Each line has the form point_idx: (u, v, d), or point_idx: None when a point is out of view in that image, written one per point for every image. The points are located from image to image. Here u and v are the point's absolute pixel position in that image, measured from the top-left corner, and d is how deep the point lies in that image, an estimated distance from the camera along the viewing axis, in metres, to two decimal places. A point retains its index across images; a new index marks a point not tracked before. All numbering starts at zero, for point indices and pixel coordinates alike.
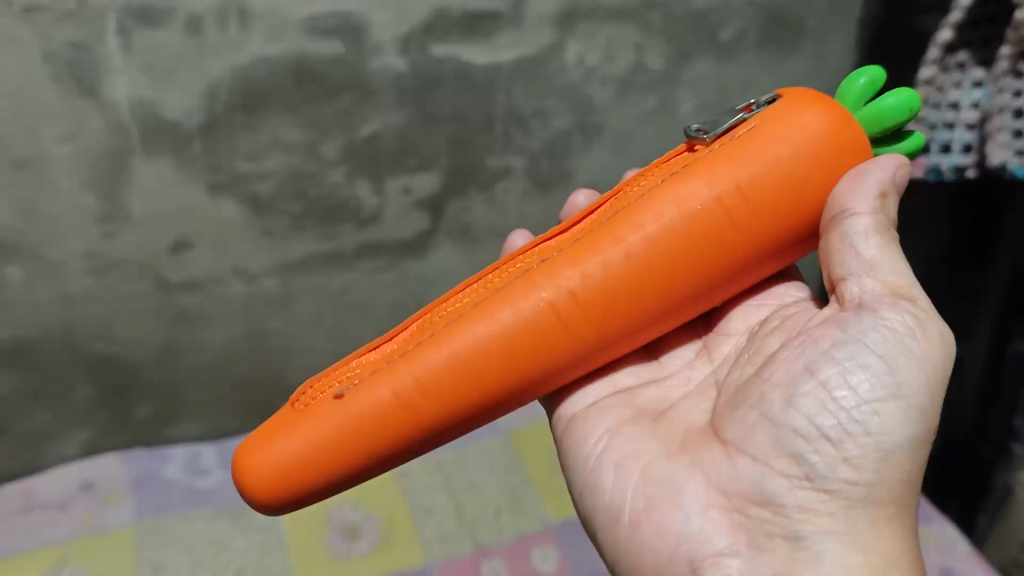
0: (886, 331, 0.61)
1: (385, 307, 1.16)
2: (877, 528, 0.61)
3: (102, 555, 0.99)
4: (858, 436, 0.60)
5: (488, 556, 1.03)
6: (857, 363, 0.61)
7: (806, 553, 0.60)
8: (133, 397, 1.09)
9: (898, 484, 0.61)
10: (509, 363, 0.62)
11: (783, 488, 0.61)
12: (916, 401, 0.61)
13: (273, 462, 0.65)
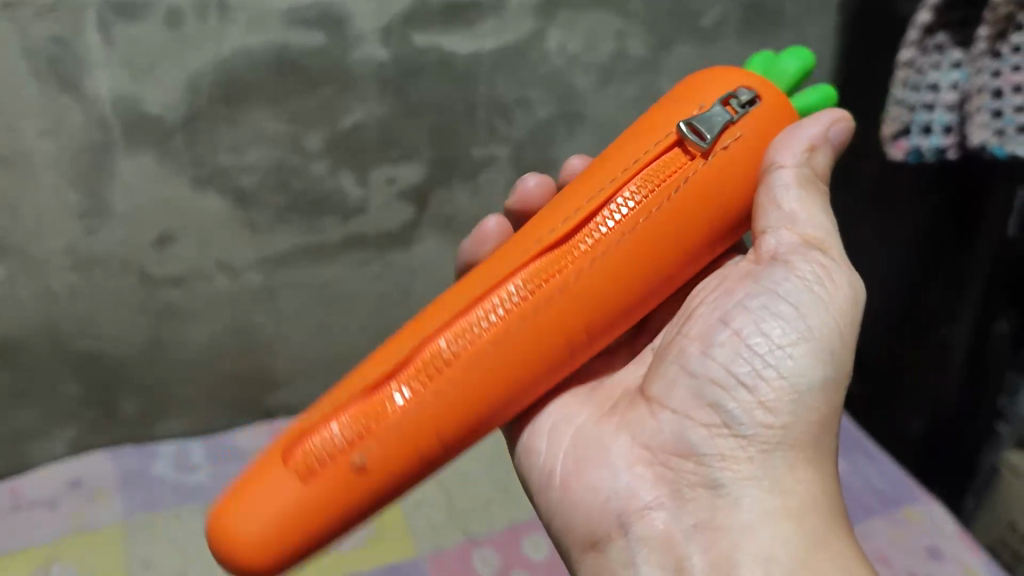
0: (800, 280, 0.64)
1: (371, 300, 1.16)
2: (788, 470, 0.61)
3: (92, 552, 0.99)
4: (773, 378, 0.62)
5: (478, 546, 1.04)
6: (769, 312, 0.64)
7: (721, 499, 0.61)
8: (120, 393, 1.09)
9: (811, 426, 0.62)
10: (501, 380, 0.60)
11: (698, 440, 0.63)
12: (826, 344, 0.63)
13: (260, 523, 0.58)
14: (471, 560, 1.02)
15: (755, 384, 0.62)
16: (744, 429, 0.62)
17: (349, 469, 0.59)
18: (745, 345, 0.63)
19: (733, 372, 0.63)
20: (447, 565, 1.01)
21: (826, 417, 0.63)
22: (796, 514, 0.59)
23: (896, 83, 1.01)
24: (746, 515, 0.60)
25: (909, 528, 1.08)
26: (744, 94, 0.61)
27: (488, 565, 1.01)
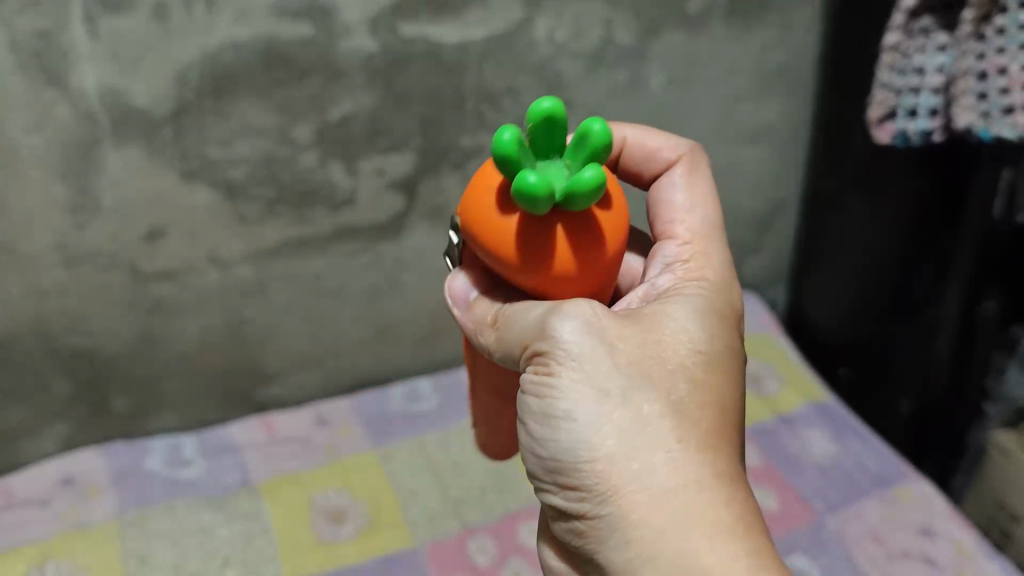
0: (536, 383, 0.54)
1: (362, 291, 1.15)
2: (622, 531, 0.51)
3: (88, 548, 0.98)
4: (558, 463, 0.53)
5: (474, 535, 1.05)
6: (533, 407, 0.55)
7: (604, 573, 0.54)
8: (110, 389, 1.08)
9: (617, 481, 0.51)
10: None
11: (563, 533, 0.56)
12: (571, 401, 0.53)
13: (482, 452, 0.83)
14: (467, 549, 1.03)
15: (557, 469, 0.54)
16: (571, 511, 0.54)
17: None
18: (533, 438, 0.55)
19: (539, 466, 0.55)
20: (444, 555, 1.02)
21: (635, 453, 0.51)
22: (648, 552, 0.50)
23: (882, 67, 1.02)
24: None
25: (902, 508, 1.08)
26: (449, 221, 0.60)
27: (485, 554, 1.02)
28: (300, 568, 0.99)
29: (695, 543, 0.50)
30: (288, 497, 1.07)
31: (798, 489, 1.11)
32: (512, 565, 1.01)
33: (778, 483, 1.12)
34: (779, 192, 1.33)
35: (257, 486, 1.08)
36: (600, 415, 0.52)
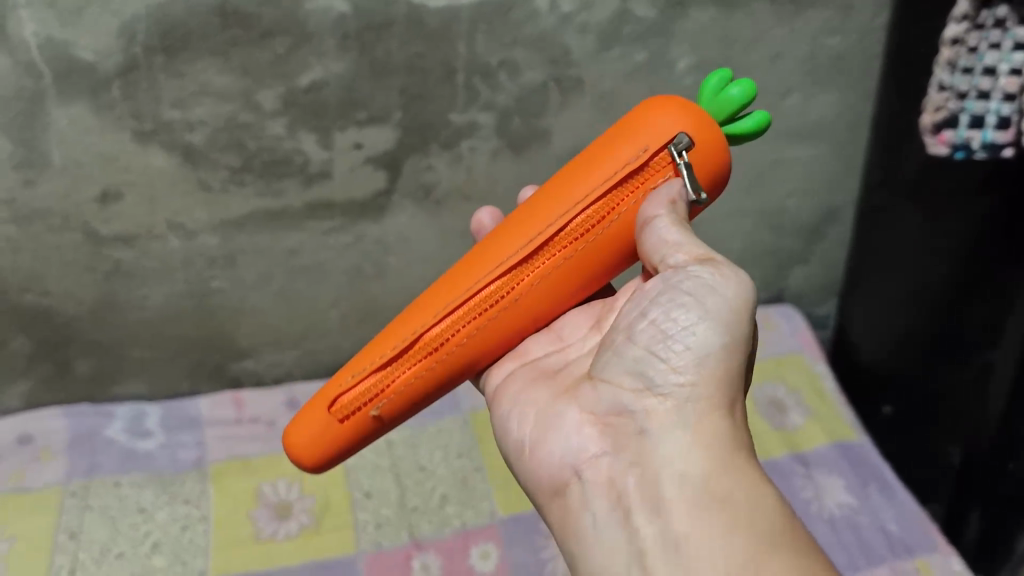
0: (695, 279, 0.56)
1: (342, 272, 1.07)
2: (701, 424, 0.54)
3: (22, 516, 0.95)
4: (679, 347, 0.55)
5: (421, 549, 0.95)
6: (677, 301, 0.56)
7: (649, 453, 0.54)
8: (71, 352, 1.04)
9: (719, 395, 0.55)
10: (510, 321, 0.61)
11: (621, 408, 0.57)
12: (720, 314, 0.55)
13: (310, 442, 0.64)
14: (410, 566, 0.94)
15: (675, 359, 0.55)
16: (654, 388, 0.55)
17: (372, 413, 0.62)
18: (660, 321, 0.57)
19: (640, 348, 0.57)
20: (383, 568, 0.93)
21: (733, 383, 0.56)
22: (711, 450, 0.53)
23: (941, 63, 0.80)
24: (667, 463, 0.53)
25: None
26: (682, 140, 0.55)
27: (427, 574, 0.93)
28: (229, 565, 0.93)
29: (745, 463, 0.53)
30: (234, 485, 1.01)
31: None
32: None
33: None
34: (833, 196, 1.17)
35: (208, 468, 1.02)
36: (735, 340, 0.55)
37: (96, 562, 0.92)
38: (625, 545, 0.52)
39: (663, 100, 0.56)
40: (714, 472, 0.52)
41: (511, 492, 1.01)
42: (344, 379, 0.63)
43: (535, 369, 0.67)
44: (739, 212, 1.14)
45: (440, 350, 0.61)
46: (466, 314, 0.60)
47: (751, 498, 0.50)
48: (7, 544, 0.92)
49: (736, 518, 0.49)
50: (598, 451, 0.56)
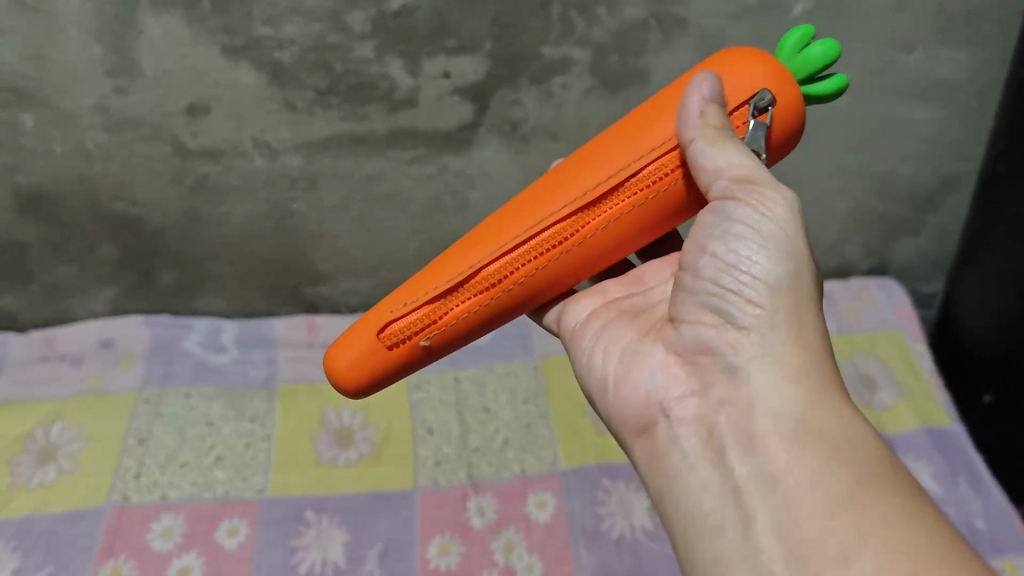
0: (751, 213, 0.51)
1: (422, 204, 1.06)
2: (788, 355, 0.50)
3: (96, 417, 0.98)
4: (749, 279, 0.51)
5: (478, 491, 0.94)
6: (733, 236, 0.52)
7: (733, 393, 0.50)
8: (156, 263, 1.05)
9: (799, 323, 0.51)
10: (572, 266, 0.57)
11: (702, 344, 0.53)
12: (788, 241, 0.51)
13: (355, 360, 0.62)
14: (465, 506, 0.92)
15: (745, 293, 0.51)
16: (733, 325, 0.52)
17: (422, 341, 0.61)
18: (720, 257, 0.52)
19: (705, 279, 0.53)
20: (438, 506, 0.92)
21: (815, 314, 0.52)
22: (801, 382, 0.49)
23: None
24: (754, 403, 0.49)
25: None
26: (764, 97, 0.50)
27: (481, 516, 0.92)
28: (289, 486, 0.93)
29: (835, 394, 0.49)
30: (301, 408, 1.01)
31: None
32: (502, 535, 0.90)
33: None
34: (950, 163, 1.08)
35: (276, 389, 1.03)
36: (800, 263, 0.51)
37: (161, 468, 0.94)
38: (717, 487, 0.48)
39: (742, 52, 0.52)
40: (805, 408, 0.48)
41: (574, 441, 0.99)
42: (395, 307, 0.61)
43: (617, 307, 0.63)
44: (842, 172, 1.07)
45: (494, 285, 0.58)
46: (525, 251, 0.57)
47: (849, 436, 0.47)
48: (82, 443, 0.96)
49: (835, 456, 0.46)
50: (683, 394, 0.53)
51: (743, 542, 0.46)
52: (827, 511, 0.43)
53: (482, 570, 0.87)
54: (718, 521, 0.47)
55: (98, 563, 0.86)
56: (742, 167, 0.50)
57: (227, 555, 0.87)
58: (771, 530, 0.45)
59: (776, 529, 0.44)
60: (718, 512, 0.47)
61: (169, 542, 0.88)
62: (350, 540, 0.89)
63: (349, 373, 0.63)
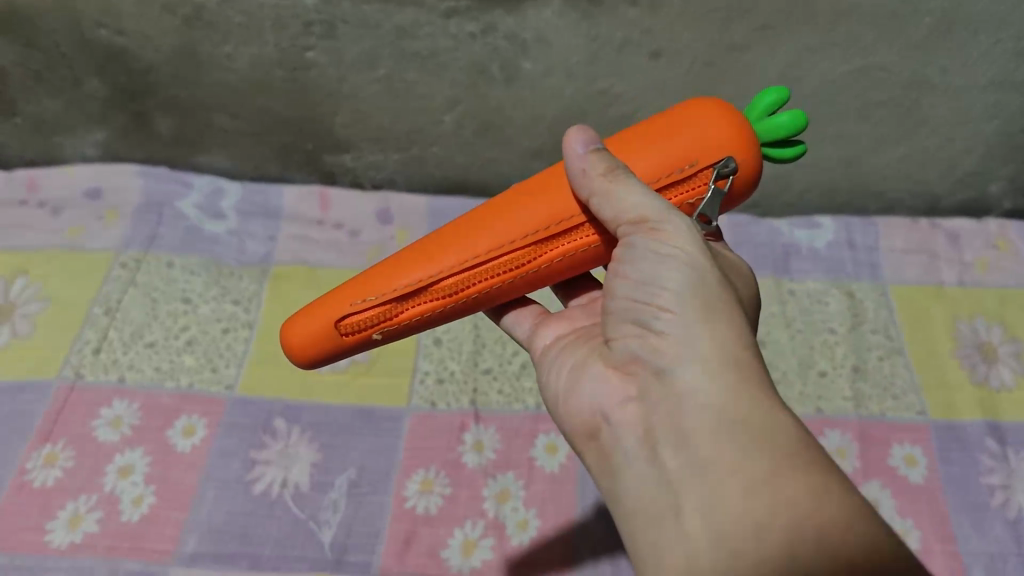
0: (646, 241, 0.45)
1: (462, 68, 0.83)
2: (702, 345, 0.43)
3: (64, 274, 0.88)
4: (653, 287, 0.45)
5: (481, 421, 0.78)
6: (634, 257, 0.46)
7: (655, 392, 0.44)
8: (151, 106, 0.90)
9: (711, 320, 0.43)
10: (546, 278, 0.51)
11: (633, 355, 0.46)
12: (686, 247, 0.44)
13: (308, 341, 0.54)
14: (461, 438, 0.77)
15: (652, 303, 0.45)
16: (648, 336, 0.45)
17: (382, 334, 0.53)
18: (634, 274, 0.46)
19: (622, 296, 0.47)
20: (429, 434, 0.77)
21: (731, 302, 0.44)
22: (720, 372, 0.42)
23: None
24: (672, 413, 0.42)
25: None
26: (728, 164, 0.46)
27: (477, 454, 0.76)
28: (261, 386, 0.80)
29: (757, 382, 0.41)
30: (294, 294, 0.87)
31: (948, 520, 0.73)
32: (497, 481, 0.75)
33: (931, 505, 0.74)
34: None
35: (271, 268, 0.90)
36: (704, 265, 0.44)
37: (125, 345, 0.82)
38: (652, 479, 0.42)
39: (703, 101, 0.47)
40: (725, 398, 0.41)
41: None
42: (348, 303, 0.52)
43: (573, 328, 0.56)
44: (999, 87, 0.82)
45: (451, 298, 0.51)
46: (483, 273, 0.50)
47: (769, 425, 0.39)
48: (41, 305, 0.85)
49: (758, 444, 0.39)
50: (624, 395, 0.46)
51: (673, 531, 0.39)
52: (745, 498, 0.37)
53: (464, 520, 0.72)
54: (653, 514, 0.41)
55: (31, 447, 0.75)
56: (637, 207, 0.45)
57: (176, 458, 0.75)
58: (700, 518, 0.38)
59: (702, 517, 0.38)
60: (653, 503, 0.41)
61: (116, 434, 0.76)
62: (319, 462, 0.75)
63: (304, 351, 0.54)
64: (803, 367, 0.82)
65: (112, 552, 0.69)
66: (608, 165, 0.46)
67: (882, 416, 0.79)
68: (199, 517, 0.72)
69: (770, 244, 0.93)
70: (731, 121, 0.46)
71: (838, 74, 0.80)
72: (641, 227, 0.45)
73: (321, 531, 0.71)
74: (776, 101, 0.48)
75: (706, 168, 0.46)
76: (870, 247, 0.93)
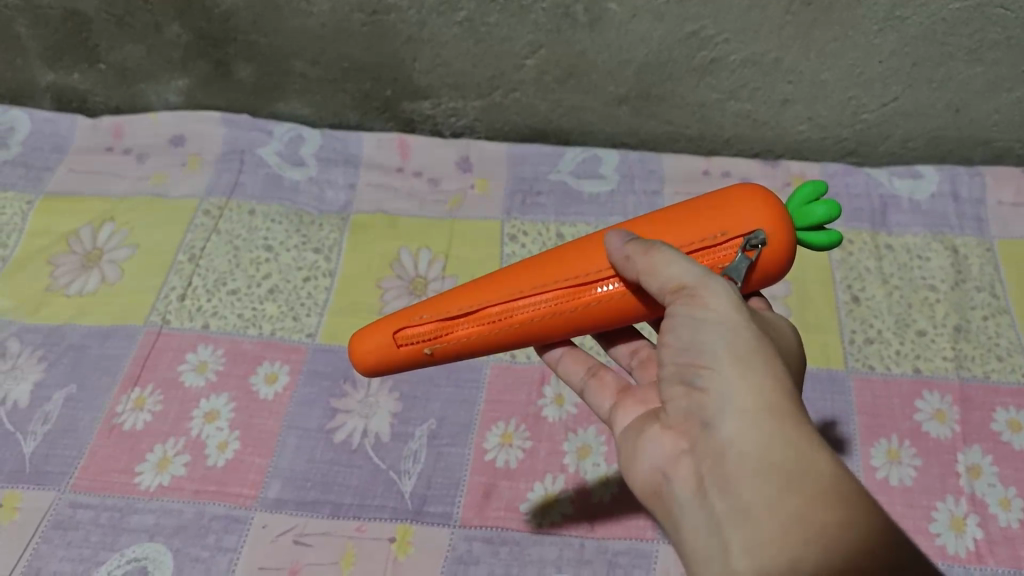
0: (685, 312, 0.46)
1: (545, 10, 0.79)
2: (740, 395, 0.43)
3: (150, 220, 0.89)
4: (694, 348, 0.46)
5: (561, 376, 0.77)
6: (675, 325, 0.46)
7: (701, 446, 0.45)
8: (231, 52, 0.89)
9: (748, 372, 0.44)
10: (590, 322, 0.51)
11: (681, 413, 0.47)
12: (720, 310, 0.45)
13: (367, 349, 0.55)
14: (542, 391, 0.76)
15: (695, 364, 0.46)
16: (693, 393, 0.46)
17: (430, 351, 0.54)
18: (675, 342, 0.47)
19: (668, 363, 0.47)
20: (509, 387, 0.76)
21: (769, 356, 0.45)
22: (758, 419, 0.43)
23: None
24: (718, 466, 0.43)
25: None
26: (756, 235, 0.47)
27: (558, 408, 0.75)
28: (341, 336, 0.80)
29: (792, 425, 0.42)
30: (372, 243, 0.87)
31: None
32: (578, 437, 0.73)
33: None
34: None
35: (352, 217, 0.89)
36: (739, 325, 0.45)
37: (209, 292, 0.83)
38: (701, 527, 0.43)
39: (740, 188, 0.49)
40: (762, 445, 0.42)
41: None
42: (408, 320, 0.54)
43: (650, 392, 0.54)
44: None
45: (495, 330, 0.52)
46: (530, 303, 0.51)
47: (806, 467, 0.41)
48: (129, 251, 0.86)
49: (794, 485, 0.40)
50: (675, 452, 0.46)
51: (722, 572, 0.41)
52: (784, 537, 0.39)
53: (544, 476, 0.71)
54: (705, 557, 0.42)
55: (120, 391, 0.77)
56: (679, 282, 0.45)
57: (260, 404, 0.76)
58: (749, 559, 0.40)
59: (749, 556, 0.40)
60: (704, 547, 0.43)
61: (201, 380, 0.77)
62: (399, 412, 0.75)
63: (363, 358, 0.56)
64: (900, 325, 0.79)
65: (199, 496, 0.71)
66: (648, 244, 0.47)
67: (986, 378, 0.75)
68: (282, 464, 0.72)
69: (866, 195, 0.89)
70: (763, 199, 0.47)
71: (948, 11, 0.75)
72: (684, 300, 0.46)
73: (401, 481, 0.71)
74: (812, 193, 0.50)
75: (736, 237, 0.47)
76: (976, 200, 0.88)
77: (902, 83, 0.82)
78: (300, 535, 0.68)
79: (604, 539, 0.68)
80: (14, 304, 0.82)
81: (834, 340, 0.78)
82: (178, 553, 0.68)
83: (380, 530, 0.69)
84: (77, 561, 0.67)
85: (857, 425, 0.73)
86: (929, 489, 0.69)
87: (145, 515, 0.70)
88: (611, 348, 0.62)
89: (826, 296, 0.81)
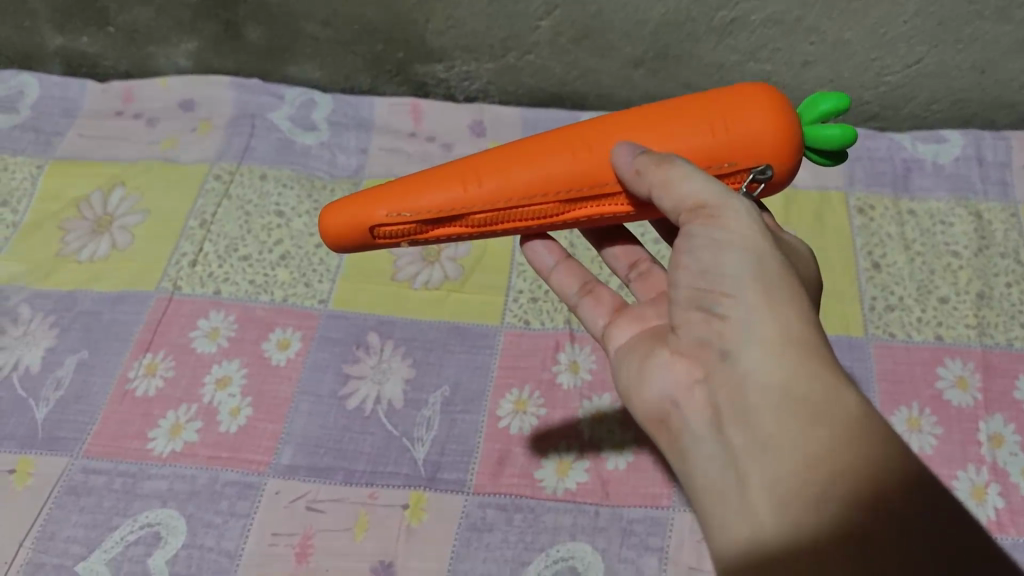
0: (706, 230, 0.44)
1: None
2: (762, 324, 0.42)
3: (160, 185, 0.88)
4: (715, 270, 0.44)
5: (578, 342, 0.76)
6: (695, 246, 0.45)
7: (717, 375, 0.44)
8: (241, 15, 0.87)
9: (772, 298, 0.43)
10: (580, 222, 0.51)
11: (695, 339, 0.45)
12: (744, 232, 0.44)
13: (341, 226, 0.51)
14: (556, 358, 0.75)
15: (713, 287, 0.44)
16: (711, 315, 0.45)
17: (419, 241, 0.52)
18: (693, 263, 0.45)
19: (683, 285, 0.46)
20: (524, 353, 0.76)
21: (794, 281, 0.44)
22: (781, 350, 0.42)
23: None
24: (738, 394, 0.42)
25: None
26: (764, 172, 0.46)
27: (573, 375, 0.74)
28: (353, 302, 0.79)
29: (816, 357, 0.41)
30: None
31: None
32: (593, 403, 0.72)
33: None
34: None
35: (364, 182, 0.88)
36: (763, 250, 0.44)
37: (220, 257, 0.82)
38: (716, 460, 0.43)
39: (762, 94, 0.46)
40: (786, 375, 0.41)
41: None
42: (384, 209, 0.50)
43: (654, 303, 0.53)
44: None
45: (488, 226, 0.51)
46: (523, 211, 0.50)
47: (831, 401, 0.40)
48: (139, 217, 0.85)
49: (819, 418, 0.40)
50: (689, 380, 0.45)
51: (737, 505, 0.40)
52: (806, 475, 0.38)
53: (559, 443, 0.71)
54: (718, 490, 0.42)
55: (132, 357, 0.76)
56: (698, 195, 0.44)
57: (272, 371, 0.75)
58: (767, 492, 0.39)
59: (768, 494, 0.39)
60: (718, 481, 0.42)
61: (213, 346, 0.77)
62: (413, 378, 0.74)
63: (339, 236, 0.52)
64: (922, 292, 0.77)
65: (212, 463, 0.70)
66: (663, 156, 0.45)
67: (1009, 346, 0.74)
68: (295, 430, 0.72)
69: (889, 159, 0.87)
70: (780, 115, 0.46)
71: None
72: (703, 218, 0.45)
73: (414, 448, 0.71)
74: (831, 109, 0.48)
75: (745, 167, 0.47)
76: (1001, 164, 0.86)
77: (927, 45, 0.80)
78: (313, 501, 0.68)
79: (619, 506, 0.67)
80: (23, 269, 0.82)
81: (854, 307, 0.76)
82: (192, 519, 0.68)
83: (393, 497, 0.68)
84: (91, 526, 0.68)
85: (877, 392, 0.72)
86: (950, 458, 0.68)
87: (158, 481, 0.70)
88: (609, 253, 0.61)
89: (846, 261, 0.79)
